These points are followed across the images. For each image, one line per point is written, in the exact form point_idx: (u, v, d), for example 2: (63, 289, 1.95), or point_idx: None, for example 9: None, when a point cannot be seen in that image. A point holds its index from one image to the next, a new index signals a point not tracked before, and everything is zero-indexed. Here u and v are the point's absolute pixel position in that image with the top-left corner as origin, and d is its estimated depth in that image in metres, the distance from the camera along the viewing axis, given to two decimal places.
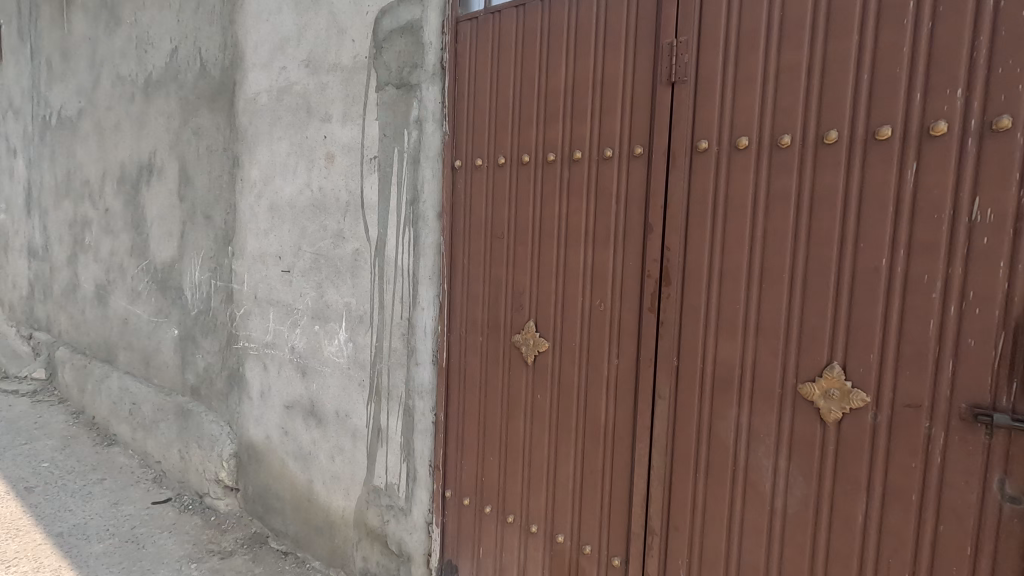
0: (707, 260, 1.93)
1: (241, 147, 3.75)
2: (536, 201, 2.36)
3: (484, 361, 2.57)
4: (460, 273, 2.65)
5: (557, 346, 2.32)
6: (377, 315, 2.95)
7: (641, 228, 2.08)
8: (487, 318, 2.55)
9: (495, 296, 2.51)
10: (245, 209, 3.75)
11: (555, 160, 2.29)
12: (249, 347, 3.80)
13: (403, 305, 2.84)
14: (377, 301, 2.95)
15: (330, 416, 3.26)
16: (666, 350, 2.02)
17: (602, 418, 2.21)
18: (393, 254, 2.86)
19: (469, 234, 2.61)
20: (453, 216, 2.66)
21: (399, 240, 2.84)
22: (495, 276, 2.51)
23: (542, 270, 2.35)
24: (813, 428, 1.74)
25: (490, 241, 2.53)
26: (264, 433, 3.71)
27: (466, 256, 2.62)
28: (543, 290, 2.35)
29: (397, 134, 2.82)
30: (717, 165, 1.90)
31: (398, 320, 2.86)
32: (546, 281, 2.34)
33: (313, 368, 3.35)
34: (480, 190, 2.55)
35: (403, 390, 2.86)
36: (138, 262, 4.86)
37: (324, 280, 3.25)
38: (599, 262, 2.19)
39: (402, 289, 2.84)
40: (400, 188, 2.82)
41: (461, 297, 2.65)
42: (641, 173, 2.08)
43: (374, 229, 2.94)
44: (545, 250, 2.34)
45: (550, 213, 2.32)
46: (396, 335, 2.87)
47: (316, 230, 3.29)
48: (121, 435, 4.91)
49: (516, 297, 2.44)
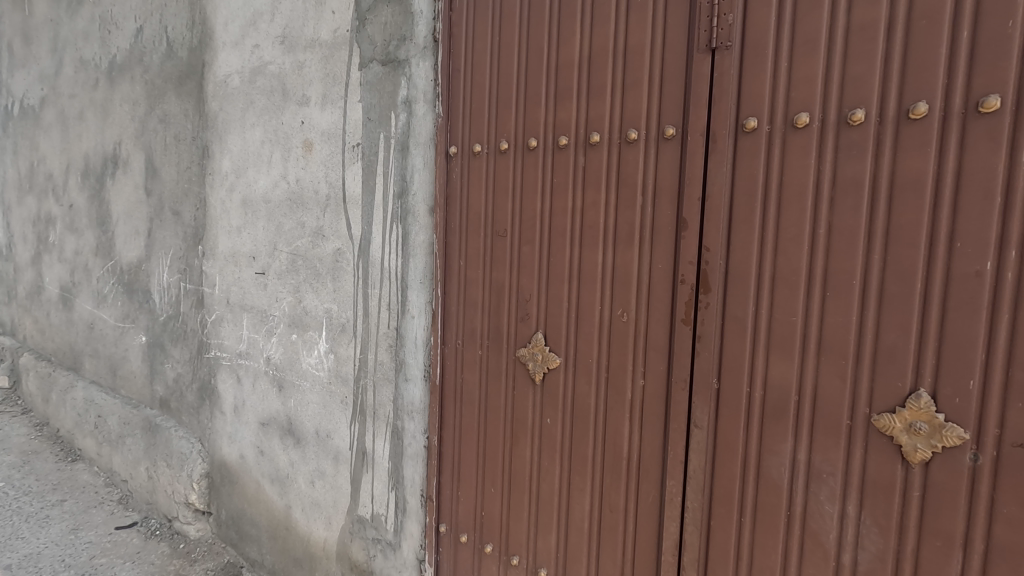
0: (756, 263, 1.60)
1: (211, 135, 3.38)
2: (544, 194, 2.03)
3: (484, 378, 2.23)
4: (455, 277, 2.31)
5: (571, 362, 1.98)
6: (361, 324, 2.60)
7: (671, 225, 1.75)
8: (487, 329, 2.21)
9: (496, 304, 2.17)
10: (216, 205, 3.38)
11: (567, 144, 1.95)
12: (222, 357, 3.44)
13: (390, 313, 2.49)
14: (361, 308, 2.60)
15: (310, 436, 2.91)
16: (704, 370, 1.69)
17: (624, 450, 1.88)
18: (379, 255, 2.51)
19: (465, 232, 2.27)
20: (448, 212, 2.32)
21: (386, 239, 2.49)
22: (495, 281, 2.17)
23: (552, 274, 2.01)
24: (892, 469, 1.42)
25: (489, 240, 2.19)
26: (239, 452, 3.36)
27: (462, 257, 2.28)
28: (553, 297, 2.01)
29: (383, 117, 2.47)
30: (769, 148, 1.57)
31: (385, 330, 2.51)
32: (557, 287, 2.00)
33: (291, 382, 2.99)
34: (479, 180, 2.21)
35: (391, 410, 2.51)
36: (104, 262, 4.47)
37: (303, 283, 2.90)
38: (620, 265, 1.85)
39: (389, 294, 2.49)
40: (386, 180, 2.47)
41: (457, 305, 2.31)
42: (673, 158, 1.74)
43: (358, 227, 2.59)
44: (554, 250, 2.01)
45: (562, 206, 1.98)
46: (382, 346, 2.52)
47: (293, 228, 2.93)
48: (86, 451, 4.52)
49: (522, 305, 2.10)
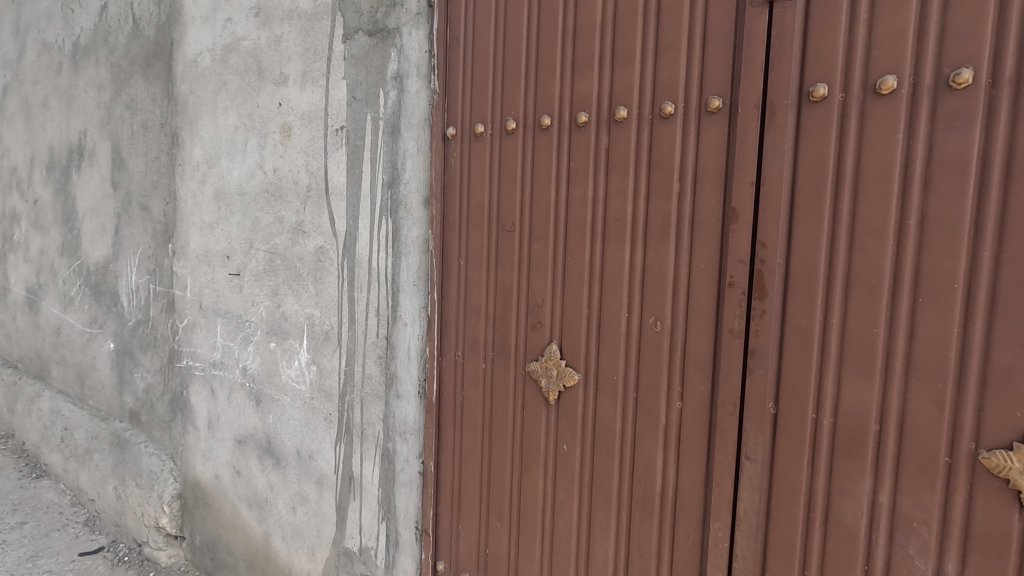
0: (826, 262, 1.31)
1: (181, 121, 3.06)
2: (559, 181, 1.73)
3: (488, 395, 1.93)
4: (455, 279, 2.01)
5: (592, 379, 1.68)
6: (347, 332, 2.29)
7: (717, 216, 1.45)
8: (492, 339, 1.91)
9: (502, 310, 1.87)
10: (187, 198, 3.06)
11: (588, 122, 1.65)
12: (194, 367, 3.11)
13: (379, 319, 2.18)
14: (346, 314, 2.29)
15: (290, 456, 2.60)
16: (758, 391, 1.40)
17: (657, 483, 1.58)
18: (367, 254, 2.21)
19: (466, 227, 1.96)
20: (446, 204, 2.02)
21: (375, 235, 2.18)
22: (501, 283, 1.87)
23: (569, 275, 1.71)
24: (1008, 520, 1.13)
25: (494, 235, 1.89)
26: (214, 471, 3.04)
27: (462, 256, 1.98)
28: (571, 303, 1.71)
29: (370, 96, 2.16)
30: (844, 119, 1.27)
31: (374, 339, 2.20)
32: (575, 290, 1.70)
33: (269, 396, 2.68)
34: (481, 166, 1.91)
35: (381, 430, 2.21)
36: (70, 262, 4.13)
37: (281, 285, 2.58)
38: (652, 265, 1.56)
39: (378, 298, 2.18)
40: (374, 167, 2.16)
41: (456, 311, 2.01)
42: (719, 135, 1.44)
43: (342, 221, 2.28)
44: (571, 247, 1.71)
45: (581, 195, 1.68)
46: (371, 357, 2.21)
47: (270, 224, 2.61)
48: (51, 467, 4.18)
49: (533, 312, 1.80)
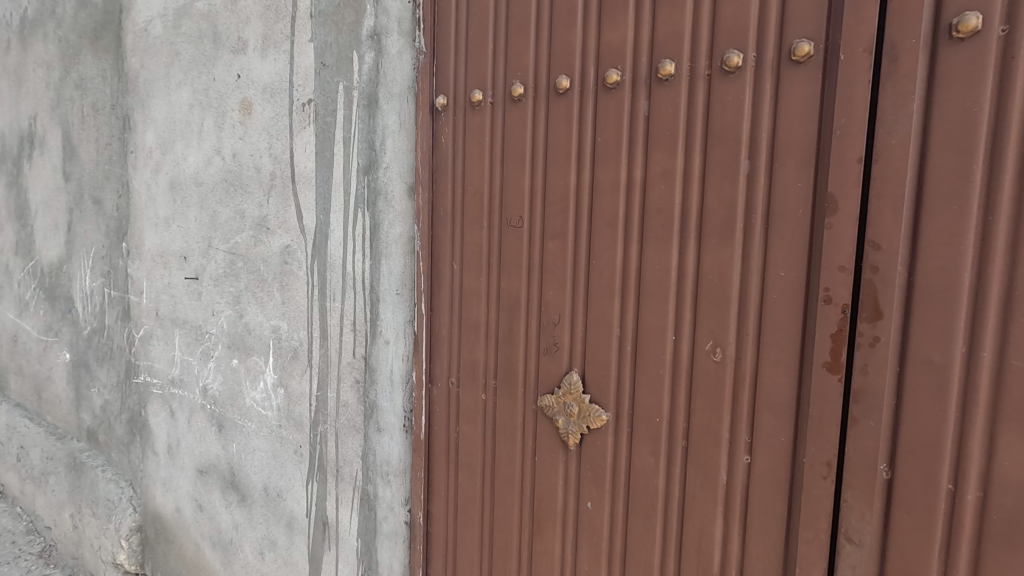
0: (974, 272, 0.91)
1: (132, 101, 2.65)
2: (580, 162, 1.33)
3: (490, 434, 1.54)
4: (447, 288, 1.61)
5: (625, 420, 1.30)
6: (318, 350, 1.89)
7: (805, 206, 1.06)
8: (495, 364, 1.51)
9: (507, 328, 1.48)
10: (140, 190, 2.64)
11: (619, 82, 1.25)
12: (152, 384, 2.71)
13: (355, 337, 1.79)
14: (316, 328, 1.89)
15: (256, 494, 2.21)
16: (865, 449, 1.01)
17: (715, 562, 1.19)
18: (340, 256, 1.80)
19: (461, 222, 1.57)
20: (436, 192, 1.62)
21: (349, 233, 1.78)
22: (505, 293, 1.47)
23: (593, 284, 1.32)
24: None
25: (494, 233, 1.49)
26: (175, 504, 2.65)
27: (455, 258, 1.58)
28: (596, 321, 1.32)
29: (342, 60, 1.75)
30: (1009, 63, 0.87)
31: (348, 361, 1.80)
32: (602, 304, 1.31)
33: (232, 423, 2.28)
34: (478, 145, 1.51)
35: (359, 470, 1.82)
36: (25, 263, 3.72)
37: (243, 292, 2.18)
38: (708, 272, 1.16)
39: (354, 310, 1.77)
40: (347, 148, 1.75)
41: (448, 328, 1.61)
42: (809, 94, 1.04)
43: (311, 215, 1.88)
44: (596, 248, 1.31)
45: (611, 180, 1.28)
46: (347, 383, 1.81)
47: (230, 220, 2.21)
48: (8, 488, 3.79)
49: (547, 332, 1.40)
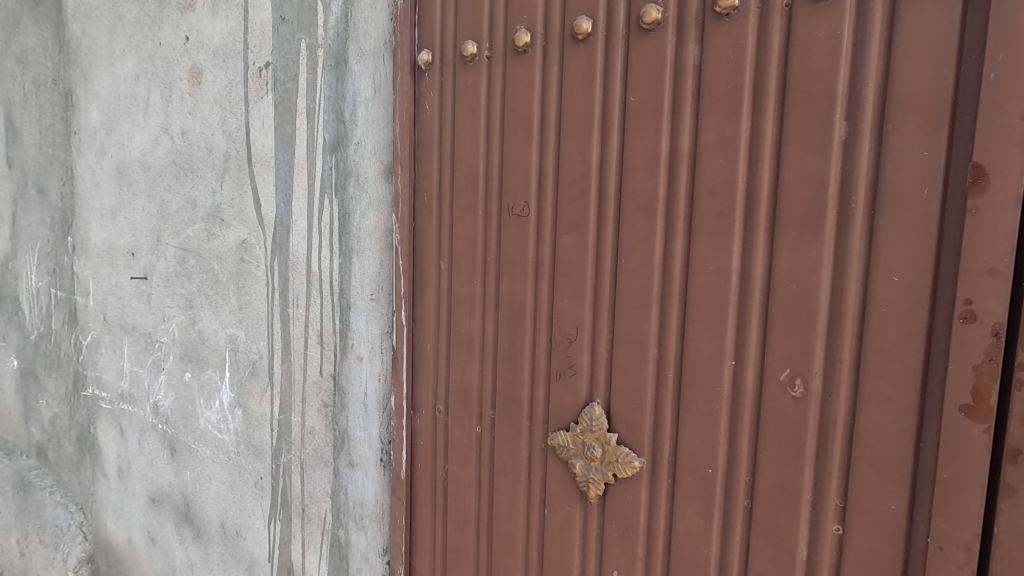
0: None
1: (75, 73, 2.27)
2: (606, 131, 1.01)
3: (487, 477, 1.23)
4: (433, 293, 1.28)
5: (665, 469, 0.99)
6: (279, 368, 1.57)
7: (932, 183, 0.75)
8: (492, 390, 1.20)
9: (509, 344, 1.16)
10: (85, 176, 2.26)
11: (660, 22, 0.94)
12: (101, 399, 2.36)
13: (323, 351, 1.47)
14: (278, 341, 1.56)
15: (213, 530, 1.90)
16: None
17: None
18: (305, 252, 1.47)
19: (450, 210, 1.25)
20: (418, 172, 1.30)
21: (314, 224, 1.44)
22: (506, 300, 1.16)
23: (623, 289, 1.01)
24: None
25: (491, 225, 1.17)
26: (126, 535, 2.33)
27: (442, 256, 1.26)
28: (625, 339, 1.01)
29: (304, 12, 1.40)
30: None
31: (314, 381, 1.49)
32: (635, 316, 1.00)
33: (184, 447, 1.97)
34: (471, 112, 1.19)
35: (329, 511, 1.52)
36: None
37: (196, 295, 1.85)
38: (784, 275, 0.86)
39: (320, 322, 1.46)
40: (311, 121, 1.41)
41: (434, 342, 1.29)
42: (942, 23, 0.73)
43: (269, 205, 1.50)
44: (626, 243, 1.00)
45: (649, 154, 0.97)
46: (313, 407, 1.50)
47: (182, 210, 1.87)
48: None
49: (562, 352, 1.09)
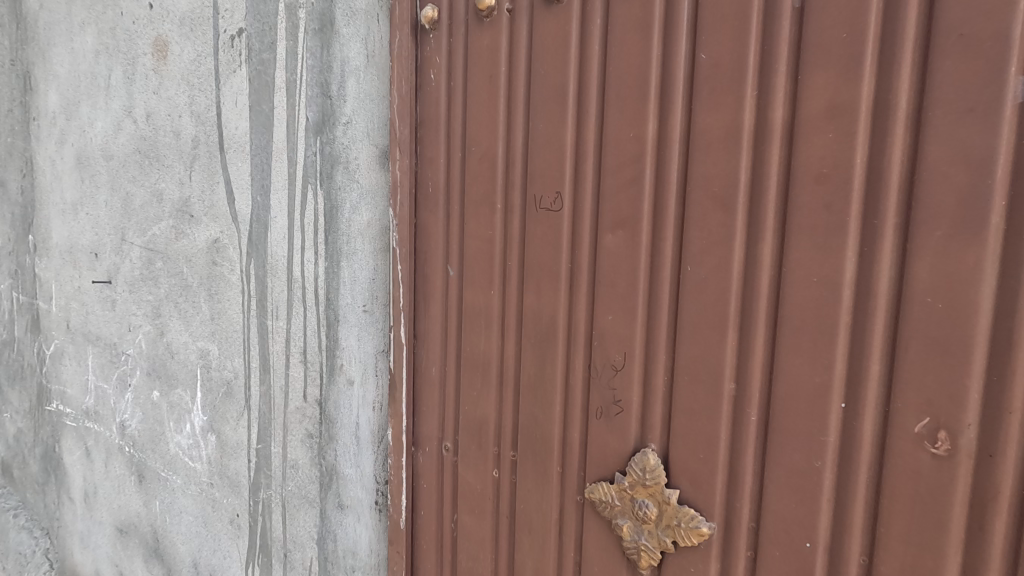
0: None
1: None
2: (668, 101, 0.78)
3: (508, 533, 1.00)
4: (439, 306, 1.05)
5: (743, 539, 0.77)
6: (255, 396, 1.30)
7: None
8: (513, 426, 0.97)
9: (535, 372, 0.93)
10: None
11: None
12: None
13: (308, 372, 1.22)
14: (253, 361, 1.29)
15: None
16: None
17: None
18: (285, 255, 1.21)
19: (460, 204, 1.01)
20: (421, 158, 1.05)
21: (296, 220, 1.19)
22: (531, 317, 0.93)
23: (686, 306, 0.78)
24: None
25: (513, 223, 0.94)
26: None
27: (450, 260, 1.03)
28: (690, 370, 0.79)
29: None
30: None
31: (297, 405, 1.25)
32: (705, 341, 0.77)
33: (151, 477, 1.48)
34: (487, 81, 0.96)
35: (315, 559, 1.29)
36: None
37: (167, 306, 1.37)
38: (922, 291, 0.63)
39: (305, 338, 1.21)
40: (291, 97, 1.16)
41: (441, 366, 1.06)
42: None
43: (244, 198, 1.23)
44: (693, 245, 0.77)
45: (728, 130, 0.74)
46: (297, 438, 1.26)
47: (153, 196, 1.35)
48: None
49: (604, 384, 0.86)
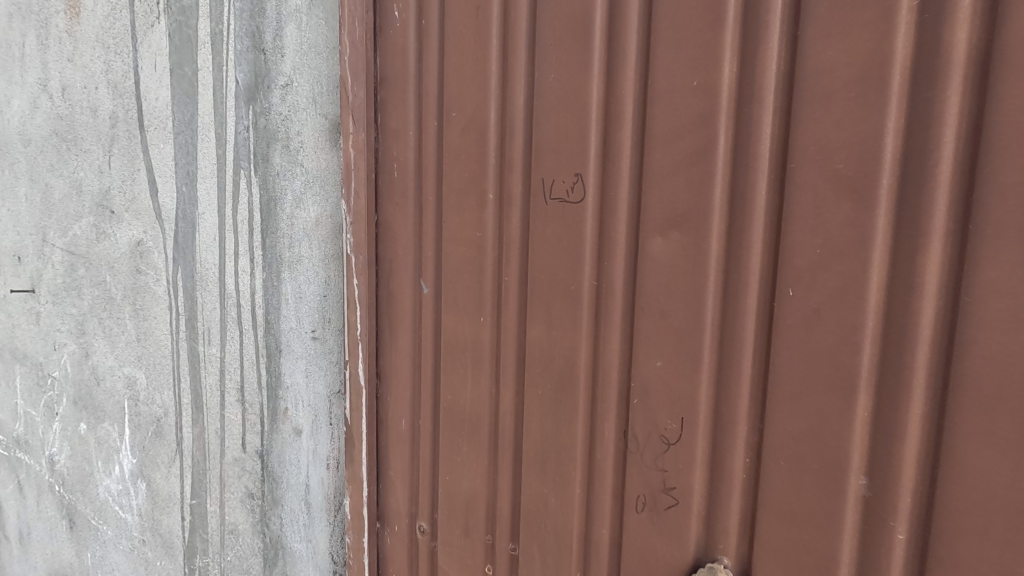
0: None
1: None
2: (756, 28, 0.49)
3: None
4: (411, 337, 0.77)
5: None
6: (181, 449, 0.78)
7: None
8: (512, 508, 0.69)
9: (544, 436, 0.65)
10: None
11: None
12: (58, 536, 0.71)
13: (247, 415, 0.82)
14: (175, 401, 0.76)
15: None
16: None
17: None
18: (210, 242, 0.75)
19: (437, 196, 0.72)
20: (383, 129, 0.76)
21: (226, 192, 0.76)
22: (538, 358, 0.65)
23: (780, 352, 0.50)
24: None
25: (511, 221, 0.65)
26: None
27: (423, 274, 0.74)
28: (787, 451, 0.50)
29: None
30: None
31: (235, 457, 0.82)
32: (813, 409, 0.49)
33: (107, 539, 0.74)
34: (474, 17, 0.66)
35: None
36: None
37: (116, 333, 0.71)
38: None
39: (245, 368, 0.81)
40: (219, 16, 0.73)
41: (412, 418, 0.78)
42: None
43: (163, 151, 0.71)
44: (797, 257, 0.48)
45: (863, 71, 0.44)
46: (238, 504, 0.83)
47: (52, 188, 0.65)
48: None
49: (650, 461, 0.57)
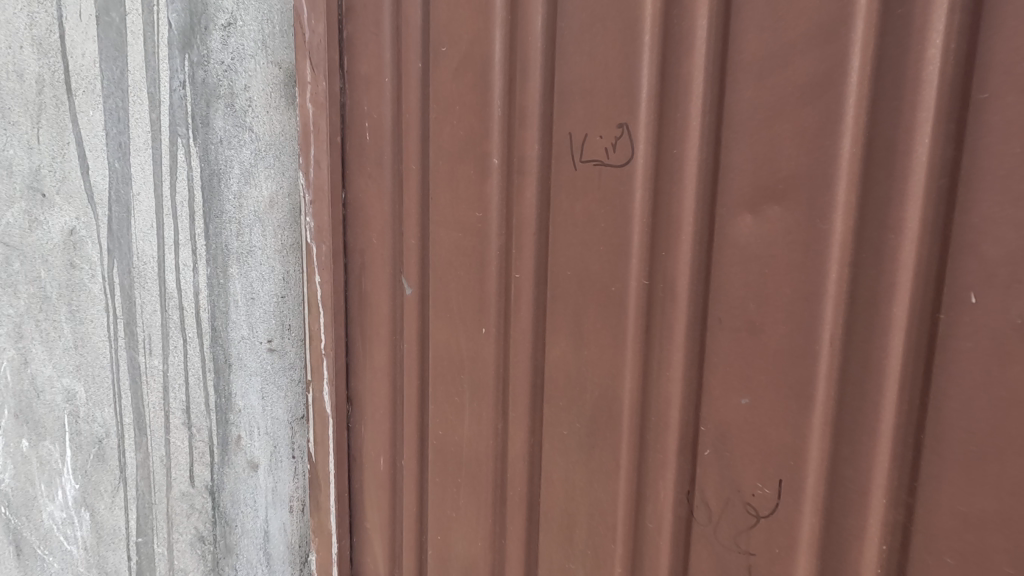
0: None
1: None
2: None
3: None
4: (390, 353, 0.59)
5: None
6: (130, 479, 0.58)
7: None
8: None
9: (568, 493, 0.48)
10: None
11: None
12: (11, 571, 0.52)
13: (194, 443, 0.62)
14: (120, 430, 0.56)
15: None
16: None
17: None
18: (144, 227, 0.54)
19: (423, 166, 0.54)
20: (352, 77, 0.58)
21: (164, 158, 0.55)
22: (562, 387, 0.47)
23: (949, 394, 0.32)
24: None
25: (524, 198, 0.47)
26: None
27: (405, 270, 0.56)
28: (953, 544, 0.33)
29: None
30: None
31: (184, 493, 0.62)
32: (1006, 485, 0.31)
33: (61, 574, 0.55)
34: None
35: None
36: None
37: (57, 339, 0.51)
38: None
39: (196, 385, 0.60)
40: None
41: (394, 456, 0.61)
42: None
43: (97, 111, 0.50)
44: (986, 246, 0.30)
45: None
46: (191, 547, 0.63)
47: None
48: None
49: (723, 540, 0.40)
